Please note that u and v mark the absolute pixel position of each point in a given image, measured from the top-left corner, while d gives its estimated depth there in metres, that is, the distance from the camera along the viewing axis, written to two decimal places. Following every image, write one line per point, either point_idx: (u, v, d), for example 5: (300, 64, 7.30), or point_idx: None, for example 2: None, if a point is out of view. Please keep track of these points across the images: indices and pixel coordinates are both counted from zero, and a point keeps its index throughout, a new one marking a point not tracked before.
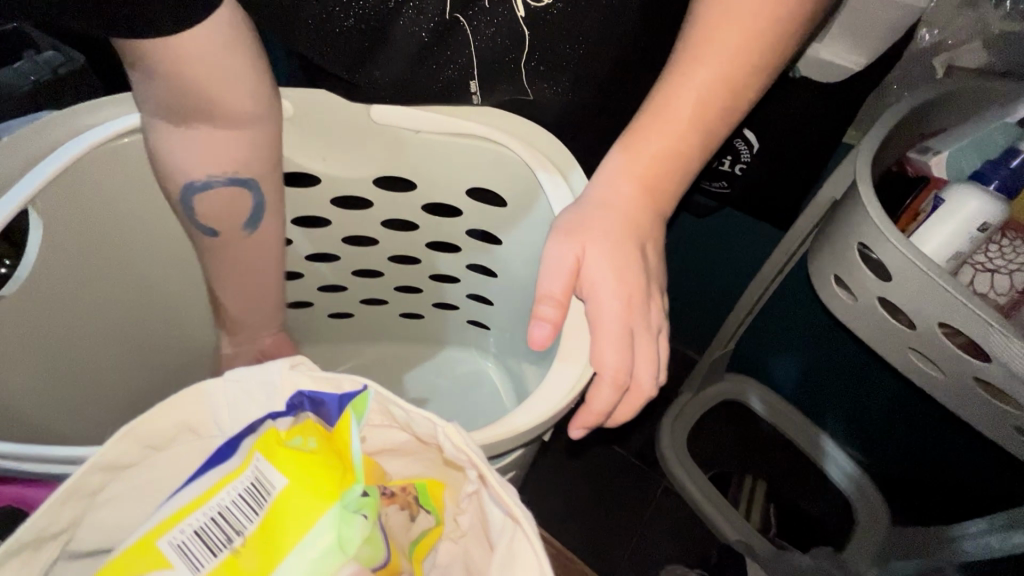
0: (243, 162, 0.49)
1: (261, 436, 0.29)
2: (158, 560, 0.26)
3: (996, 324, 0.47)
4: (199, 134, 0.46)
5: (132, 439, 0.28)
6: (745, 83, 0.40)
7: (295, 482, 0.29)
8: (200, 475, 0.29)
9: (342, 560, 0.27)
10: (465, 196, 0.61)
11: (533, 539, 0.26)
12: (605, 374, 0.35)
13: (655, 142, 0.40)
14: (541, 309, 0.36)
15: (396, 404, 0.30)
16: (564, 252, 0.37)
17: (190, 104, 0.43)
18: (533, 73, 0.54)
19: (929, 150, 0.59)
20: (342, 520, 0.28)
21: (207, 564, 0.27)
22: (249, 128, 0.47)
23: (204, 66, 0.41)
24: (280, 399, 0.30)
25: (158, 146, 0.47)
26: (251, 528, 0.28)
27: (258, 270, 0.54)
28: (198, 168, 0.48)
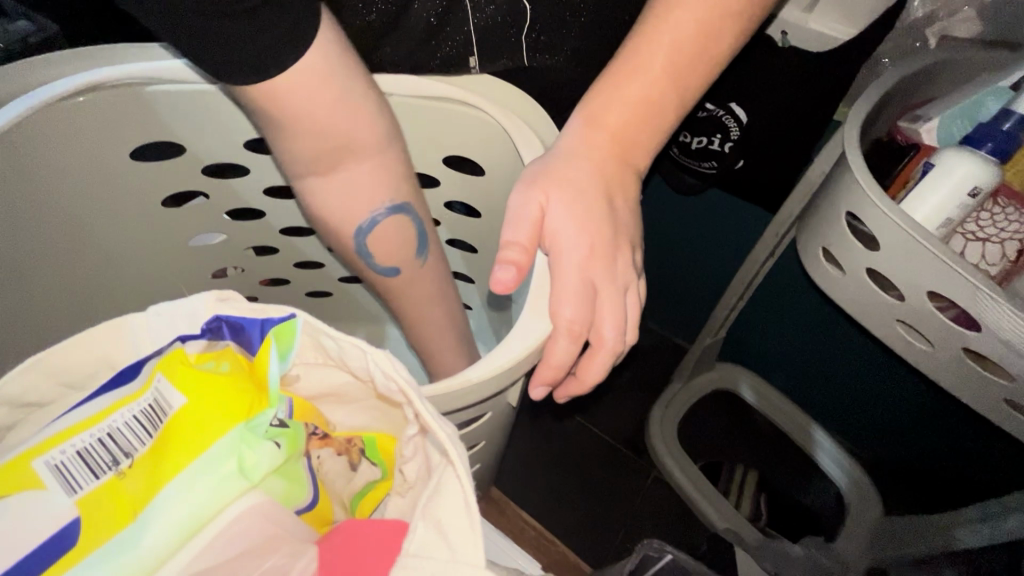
0: (395, 190, 0.47)
1: (165, 356, 0.29)
2: (31, 481, 0.24)
3: (984, 286, 0.45)
4: (343, 177, 0.45)
5: (40, 371, 0.27)
6: (722, 30, 0.39)
7: (195, 403, 0.29)
8: (90, 397, 0.27)
9: (246, 484, 0.28)
10: (442, 165, 0.59)
11: (462, 475, 0.25)
12: (560, 326, 0.33)
13: (627, 93, 0.39)
14: (503, 254, 0.34)
15: (324, 332, 0.28)
16: (528, 202, 0.35)
17: (330, 144, 0.42)
18: (534, 44, 0.55)
19: (920, 118, 0.57)
20: (246, 443, 0.29)
21: (87, 486, 0.25)
22: (382, 152, 0.46)
23: (322, 98, 0.40)
24: (196, 323, 0.29)
25: (309, 201, 0.47)
26: (141, 451, 0.27)
27: (432, 297, 0.53)
28: (360, 210, 0.47)
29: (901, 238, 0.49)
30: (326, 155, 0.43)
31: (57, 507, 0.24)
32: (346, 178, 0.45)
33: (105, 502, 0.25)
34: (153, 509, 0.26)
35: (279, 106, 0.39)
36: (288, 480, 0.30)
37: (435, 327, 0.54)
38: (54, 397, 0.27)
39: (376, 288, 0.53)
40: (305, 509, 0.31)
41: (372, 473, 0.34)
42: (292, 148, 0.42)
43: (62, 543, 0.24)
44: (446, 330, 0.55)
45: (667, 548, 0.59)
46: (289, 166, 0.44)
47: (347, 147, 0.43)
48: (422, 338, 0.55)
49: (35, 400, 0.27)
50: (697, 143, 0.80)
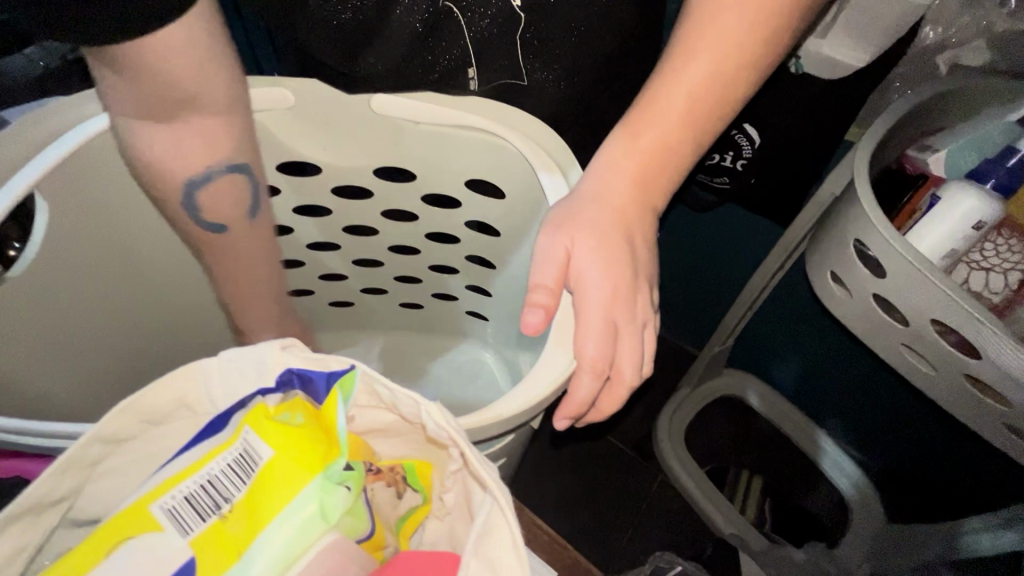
0: (236, 150, 0.45)
1: (250, 410, 0.30)
2: (149, 523, 0.27)
3: (986, 320, 0.47)
4: (186, 129, 0.42)
5: (128, 414, 0.28)
6: (737, 79, 0.41)
7: (280, 454, 0.30)
8: (189, 446, 0.29)
9: (325, 527, 0.29)
10: (465, 188, 0.62)
11: (507, 510, 0.28)
12: (583, 364, 0.35)
13: (647, 137, 0.41)
14: (533, 297, 0.37)
15: (382, 383, 0.30)
16: (554, 246, 0.38)
17: (165, 98, 0.39)
18: (526, 46, 0.54)
19: (928, 148, 0.60)
20: (326, 490, 0.30)
21: (197, 528, 0.27)
22: (227, 114, 0.43)
23: (174, 45, 0.36)
24: (270, 376, 0.30)
25: (136, 145, 0.42)
26: (239, 495, 0.29)
27: (261, 262, 0.50)
28: (190, 165, 0.44)
29: (905, 267, 0.51)
30: (160, 106, 0.39)
31: (174, 546, 0.27)
32: (191, 129, 0.42)
33: (213, 543, 0.27)
34: (252, 551, 0.28)
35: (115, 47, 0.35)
36: (354, 515, 0.31)
37: (255, 296, 0.50)
38: (136, 433, 0.29)
39: (195, 241, 0.49)
40: (364, 538, 0.32)
41: (414, 499, 0.35)
42: (123, 87, 0.38)
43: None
44: (270, 300, 0.51)
45: (677, 559, 0.61)
46: (120, 108, 0.40)
47: (197, 101, 0.40)
48: (237, 306, 0.51)
49: (121, 436, 0.29)
50: (710, 160, 0.82)
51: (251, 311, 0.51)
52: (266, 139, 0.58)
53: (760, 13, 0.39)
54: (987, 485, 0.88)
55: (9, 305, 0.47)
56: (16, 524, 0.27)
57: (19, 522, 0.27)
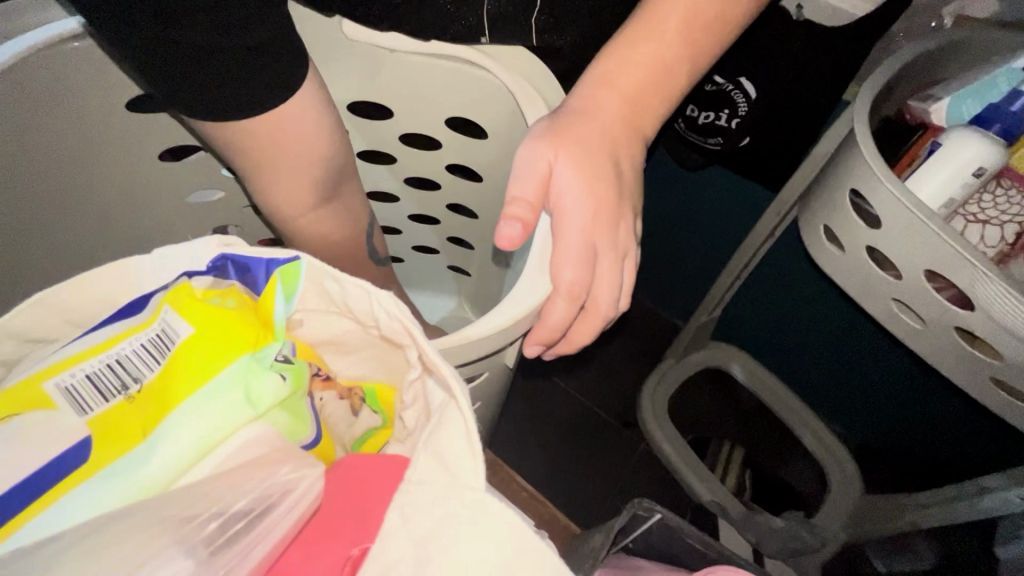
0: (363, 204, 0.51)
1: (173, 291, 0.31)
2: (45, 399, 0.28)
3: (982, 267, 0.46)
4: (337, 203, 0.48)
5: (48, 305, 0.30)
6: (737, 2, 0.39)
7: (199, 333, 0.31)
8: (102, 326, 0.30)
9: (247, 410, 0.31)
10: (446, 127, 0.59)
11: (468, 418, 0.29)
12: (560, 287, 0.33)
13: (641, 51, 0.38)
14: (510, 209, 0.33)
15: (327, 275, 0.32)
16: (537, 158, 0.35)
17: (310, 184, 0.44)
18: (543, 26, 0.52)
19: (931, 97, 0.57)
20: (253, 372, 0.31)
21: (99, 407, 0.29)
22: (350, 179, 0.48)
23: (300, 127, 0.40)
24: (202, 260, 0.32)
25: (313, 236, 0.48)
26: (149, 376, 0.30)
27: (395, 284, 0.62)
28: (350, 232, 0.51)
29: (903, 215, 0.49)
30: (310, 195, 0.45)
31: (72, 422, 0.28)
32: (338, 202, 0.48)
33: (116, 418, 0.29)
34: (164, 429, 0.29)
35: (266, 145, 0.39)
36: (293, 416, 0.33)
37: None
38: (66, 332, 0.31)
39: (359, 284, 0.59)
40: (309, 445, 0.34)
41: (373, 420, 0.37)
42: (283, 188, 0.43)
43: (77, 456, 0.27)
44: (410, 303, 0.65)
45: (656, 508, 0.58)
46: (283, 210, 0.45)
47: (335, 172, 0.46)
48: None
49: (47, 330, 0.31)
50: (705, 118, 0.80)
51: None
52: None
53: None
54: (980, 443, 0.90)
55: None
56: None
57: None
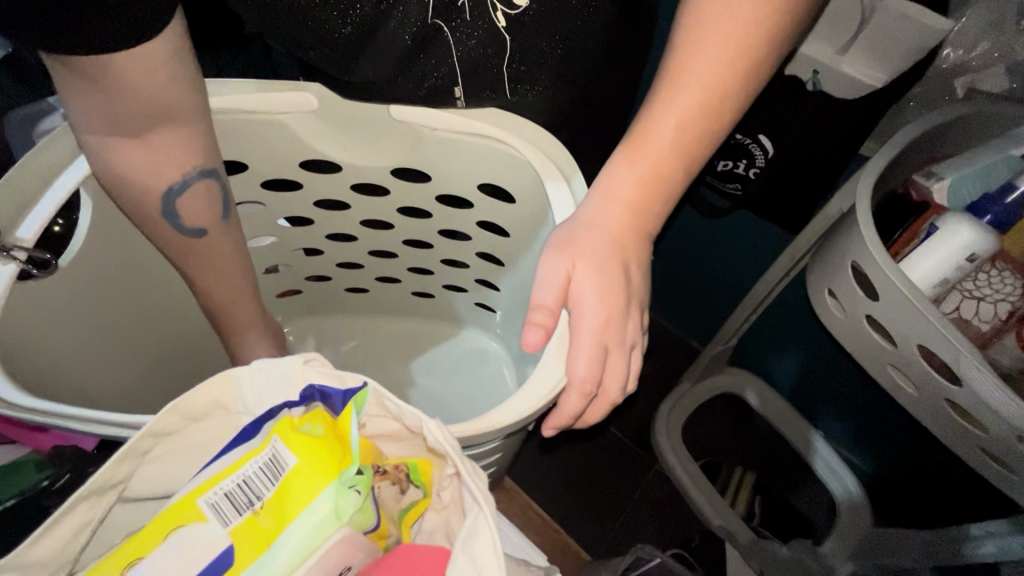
0: (200, 155, 0.52)
1: (278, 422, 0.32)
2: (197, 515, 0.30)
3: (968, 354, 0.49)
4: (150, 144, 0.48)
5: (173, 412, 0.31)
6: (722, 111, 0.44)
7: (303, 461, 0.32)
8: (225, 450, 0.32)
9: (337, 525, 0.32)
10: (477, 190, 0.65)
11: (489, 519, 0.31)
12: (574, 383, 0.39)
13: (640, 166, 0.44)
14: (534, 316, 0.41)
15: (391, 400, 0.33)
16: (556, 268, 0.42)
17: (122, 112, 0.45)
18: (515, 75, 0.56)
19: (934, 175, 0.59)
20: (342, 494, 0.32)
21: (235, 520, 0.30)
22: (184, 126, 0.49)
23: (135, 65, 0.42)
24: (294, 389, 0.33)
25: (107, 161, 0.48)
26: (268, 495, 0.31)
27: (232, 263, 0.58)
28: (168, 175, 0.51)
29: (897, 295, 0.53)
30: (121, 122, 0.45)
31: (217, 535, 0.30)
32: (155, 143, 0.49)
33: (248, 534, 0.30)
34: (279, 542, 0.31)
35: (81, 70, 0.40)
36: (363, 511, 0.34)
37: (231, 287, 0.58)
38: (179, 428, 0.32)
39: (172, 243, 0.55)
40: (371, 529, 0.35)
41: (415, 494, 0.38)
42: (97, 109, 0.44)
43: (221, 565, 0.30)
44: (247, 296, 0.60)
45: (657, 552, 0.68)
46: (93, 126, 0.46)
47: (161, 114, 0.47)
48: (218, 298, 0.59)
49: (167, 431, 0.32)
50: (723, 166, 0.84)
51: (221, 288, 0.58)
52: (288, 138, 0.62)
53: (744, 47, 0.42)
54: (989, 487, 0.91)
55: (60, 286, 0.53)
56: (82, 504, 0.30)
57: (84, 502, 0.30)
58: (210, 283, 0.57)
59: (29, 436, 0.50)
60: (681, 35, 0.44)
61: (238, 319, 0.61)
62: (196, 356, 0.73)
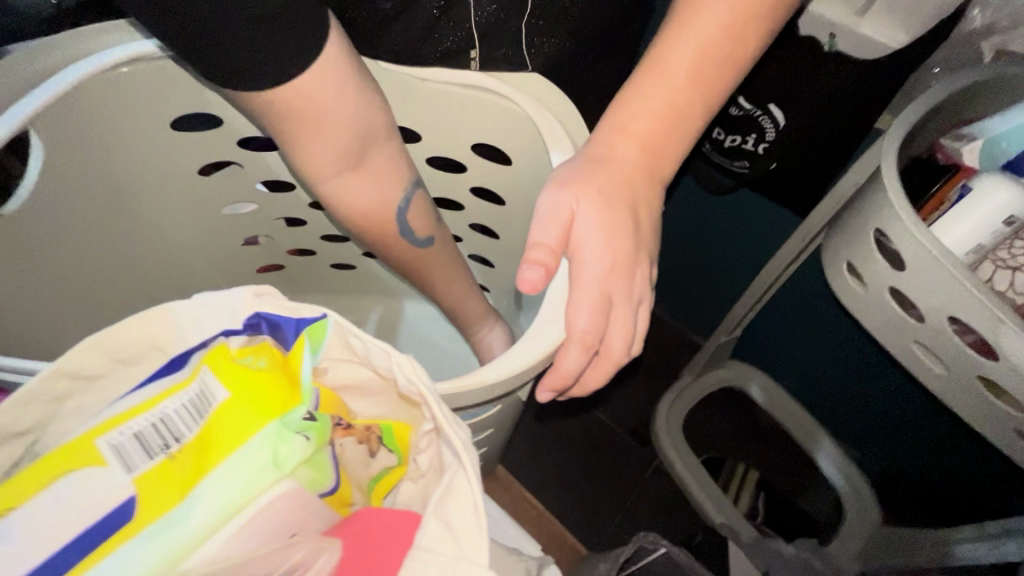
0: (401, 171, 0.52)
1: (210, 350, 0.29)
2: (92, 457, 0.25)
3: (1007, 319, 0.45)
4: (367, 171, 0.50)
5: (97, 349, 0.27)
6: (747, 38, 0.39)
7: (235, 397, 0.29)
8: (143, 385, 0.28)
9: (277, 475, 0.28)
10: (471, 151, 0.60)
11: (473, 479, 0.27)
12: (574, 337, 0.35)
13: (654, 97, 0.40)
14: (532, 254, 0.35)
15: (353, 333, 0.30)
16: (559, 206, 0.37)
17: (335, 147, 0.46)
18: (533, 30, 0.56)
19: (965, 135, 0.56)
20: (281, 438, 0.29)
21: (142, 465, 0.26)
22: (384, 146, 0.50)
23: (324, 95, 0.43)
24: (236, 319, 0.30)
25: (342, 197, 0.50)
26: (189, 436, 0.27)
27: (456, 270, 0.62)
28: (387, 197, 0.52)
29: (927, 262, 0.49)
30: (337, 160, 0.47)
31: (116, 483, 0.25)
32: (371, 168, 0.50)
33: (159, 481, 0.26)
34: (199, 493, 0.26)
35: (295, 105, 0.42)
36: (314, 468, 0.30)
37: (459, 291, 0.63)
38: (106, 372, 0.28)
39: (409, 261, 0.59)
40: (327, 492, 0.31)
41: (388, 459, 0.34)
42: (320, 151, 0.46)
43: (118, 520, 0.25)
44: (467, 292, 0.63)
45: (661, 542, 0.62)
46: (312, 176, 0.48)
47: (366, 136, 0.47)
48: (450, 302, 0.64)
49: (88, 373, 0.27)
50: (731, 142, 0.80)
51: (461, 300, 0.64)
52: None
53: None
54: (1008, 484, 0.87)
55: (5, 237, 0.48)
56: None
57: None
58: (449, 292, 0.63)
59: None
60: None
61: (475, 313, 0.65)
62: None
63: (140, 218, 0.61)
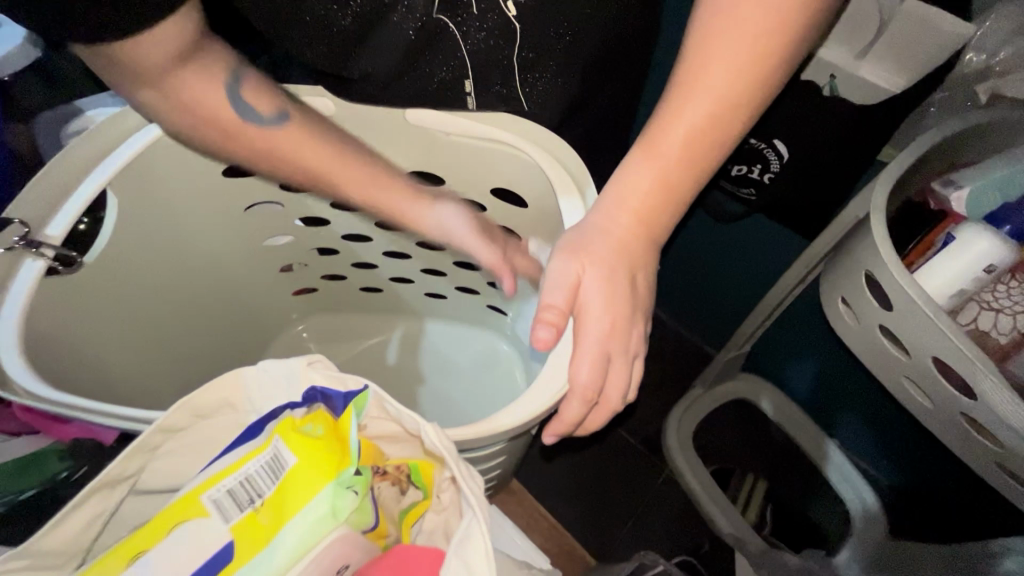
0: (230, 72, 0.53)
1: (280, 422, 0.34)
2: (199, 510, 0.31)
3: (981, 365, 0.48)
4: (200, 78, 0.51)
5: (183, 410, 0.33)
6: (732, 122, 0.45)
7: (302, 461, 0.34)
8: (229, 448, 0.34)
9: (334, 524, 0.33)
10: (491, 195, 0.66)
11: (483, 531, 0.32)
12: (575, 389, 0.42)
13: (648, 177, 0.46)
14: (543, 315, 0.43)
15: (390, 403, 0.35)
16: (566, 272, 0.45)
17: (161, 66, 0.48)
18: (523, 63, 0.57)
19: (953, 183, 0.58)
20: (338, 494, 0.34)
21: (235, 517, 0.32)
22: (205, 56, 0.51)
23: (158, 33, 0.45)
24: (298, 390, 0.35)
25: (188, 113, 0.52)
26: (268, 493, 0.33)
27: (352, 163, 0.58)
28: (232, 107, 0.53)
29: (908, 304, 0.52)
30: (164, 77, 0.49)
31: (218, 530, 0.31)
32: (200, 77, 0.51)
33: (248, 530, 0.32)
34: (277, 539, 0.32)
35: (130, 47, 0.44)
36: (361, 511, 0.35)
37: (365, 187, 0.59)
38: (188, 426, 0.34)
39: (284, 166, 0.57)
40: (370, 529, 0.36)
41: (415, 495, 0.39)
42: (148, 70, 0.47)
43: (220, 561, 0.31)
44: (378, 181, 0.60)
45: (660, 559, 0.67)
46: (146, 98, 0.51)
47: (190, 47, 0.49)
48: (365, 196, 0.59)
49: (175, 427, 0.34)
50: (737, 171, 0.84)
51: (374, 194, 0.60)
52: None
53: (756, 56, 0.42)
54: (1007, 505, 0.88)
55: (85, 282, 0.57)
56: (95, 495, 0.33)
57: (96, 493, 0.33)
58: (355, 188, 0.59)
59: (49, 426, 0.52)
60: (692, 45, 0.44)
61: (389, 200, 0.60)
62: (211, 353, 0.76)
63: (192, 257, 0.68)
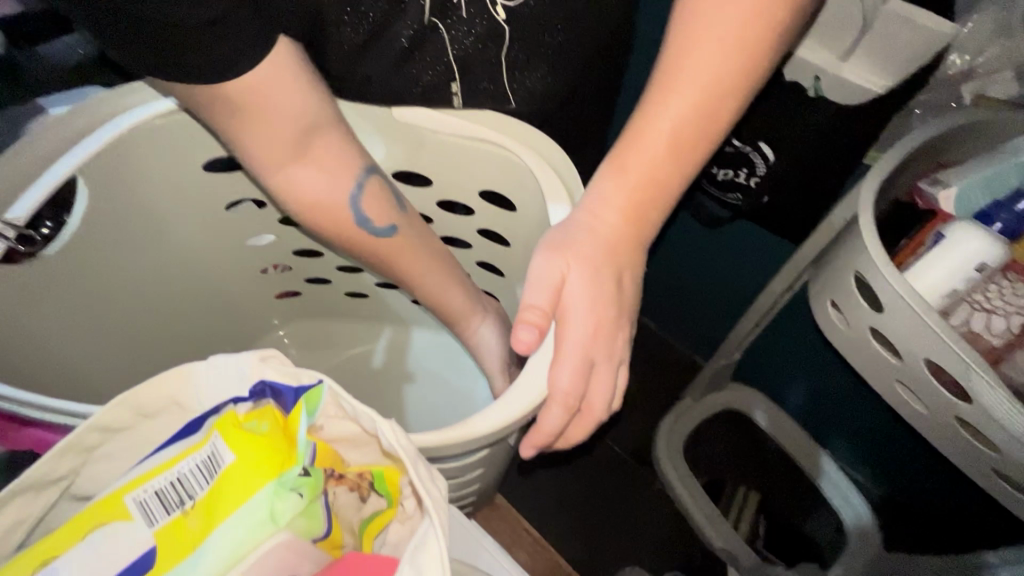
0: (354, 163, 0.55)
1: (221, 417, 0.33)
2: (123, 514, 0.29)
3: (977, 367, 0.47)
4: (316, 160, 0.52)
5: (123, 407, 0.31)
6: (718, 114, 0.44)
7: (240, 459, 0.32)
8: (164, 446, 0.32)
9: (274, 529, 0.31)
10: (477, 197, 0.64)
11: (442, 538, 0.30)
12: (556, 396, 0.40)
13: (634, 172, 0.44)
14: (525, 316, 0.41)
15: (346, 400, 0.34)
16: (552, 270, 0.42)
17: (289, 137, 0.49)
18: (514, 62, 0.56)
19: (940, 182, 0.57)
20: (278, 495, 0.32)
21: (161, 520, 0.30)
22: (332, 134, 0.53)
23: (281, 91, 0.46)
24: (245, 386, 0.34)
25: (295, 192, 0.52)
26: (201, 494, 0.31)
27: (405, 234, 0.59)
28: (341, 193, 0.54)
29: (899, 303, 0.51)
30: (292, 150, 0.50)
31: (139, 535, 0.29)
32: (317, 157, 0.52)
33: (175, 534, 0.30)
34: (204, 545, 0.30)
35: (245, 99, 0.45)
36: (309, 517, 0.33)
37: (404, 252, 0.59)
38: (129, 425, 0.32)
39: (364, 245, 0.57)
40: (321, 538, 0.34)
41: (380, 503, 0.36)
42: (267, 143, 0.48)
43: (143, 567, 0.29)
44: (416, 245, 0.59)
45: None
46: (261, 169, 0.51)
47: (318, 122, 0.50)
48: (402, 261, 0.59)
49: (115, 427, 0.32)
50: (724, 175, 0.81)
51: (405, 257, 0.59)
52: None
53: (744, 45, 0.42)
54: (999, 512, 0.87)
55: (44, 278, 0.54)
56: (20, 497, 0.30)
57: (21, 496, 0.30)
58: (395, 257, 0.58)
59: None
60: (675, 34, 0.43)
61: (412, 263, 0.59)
62: (180, 358, 0.73)
63: (163, 257, 0.66)
